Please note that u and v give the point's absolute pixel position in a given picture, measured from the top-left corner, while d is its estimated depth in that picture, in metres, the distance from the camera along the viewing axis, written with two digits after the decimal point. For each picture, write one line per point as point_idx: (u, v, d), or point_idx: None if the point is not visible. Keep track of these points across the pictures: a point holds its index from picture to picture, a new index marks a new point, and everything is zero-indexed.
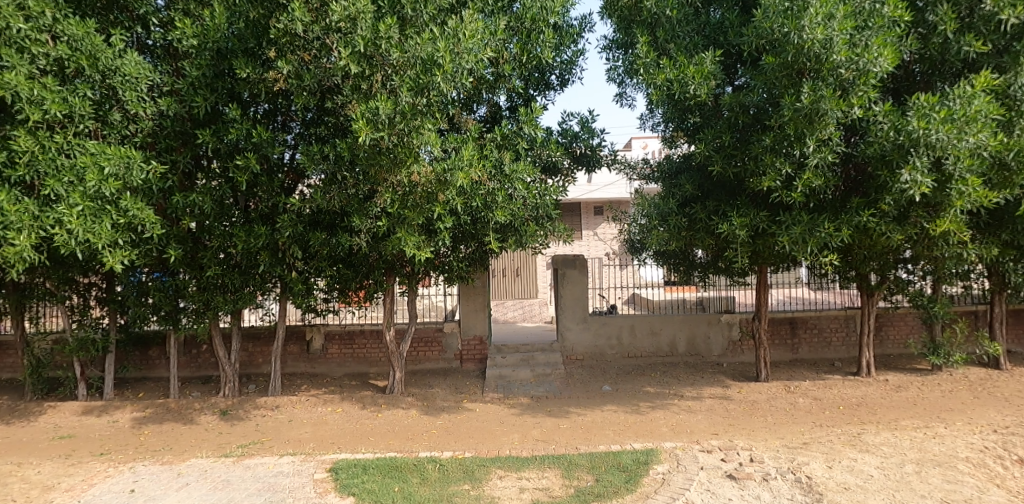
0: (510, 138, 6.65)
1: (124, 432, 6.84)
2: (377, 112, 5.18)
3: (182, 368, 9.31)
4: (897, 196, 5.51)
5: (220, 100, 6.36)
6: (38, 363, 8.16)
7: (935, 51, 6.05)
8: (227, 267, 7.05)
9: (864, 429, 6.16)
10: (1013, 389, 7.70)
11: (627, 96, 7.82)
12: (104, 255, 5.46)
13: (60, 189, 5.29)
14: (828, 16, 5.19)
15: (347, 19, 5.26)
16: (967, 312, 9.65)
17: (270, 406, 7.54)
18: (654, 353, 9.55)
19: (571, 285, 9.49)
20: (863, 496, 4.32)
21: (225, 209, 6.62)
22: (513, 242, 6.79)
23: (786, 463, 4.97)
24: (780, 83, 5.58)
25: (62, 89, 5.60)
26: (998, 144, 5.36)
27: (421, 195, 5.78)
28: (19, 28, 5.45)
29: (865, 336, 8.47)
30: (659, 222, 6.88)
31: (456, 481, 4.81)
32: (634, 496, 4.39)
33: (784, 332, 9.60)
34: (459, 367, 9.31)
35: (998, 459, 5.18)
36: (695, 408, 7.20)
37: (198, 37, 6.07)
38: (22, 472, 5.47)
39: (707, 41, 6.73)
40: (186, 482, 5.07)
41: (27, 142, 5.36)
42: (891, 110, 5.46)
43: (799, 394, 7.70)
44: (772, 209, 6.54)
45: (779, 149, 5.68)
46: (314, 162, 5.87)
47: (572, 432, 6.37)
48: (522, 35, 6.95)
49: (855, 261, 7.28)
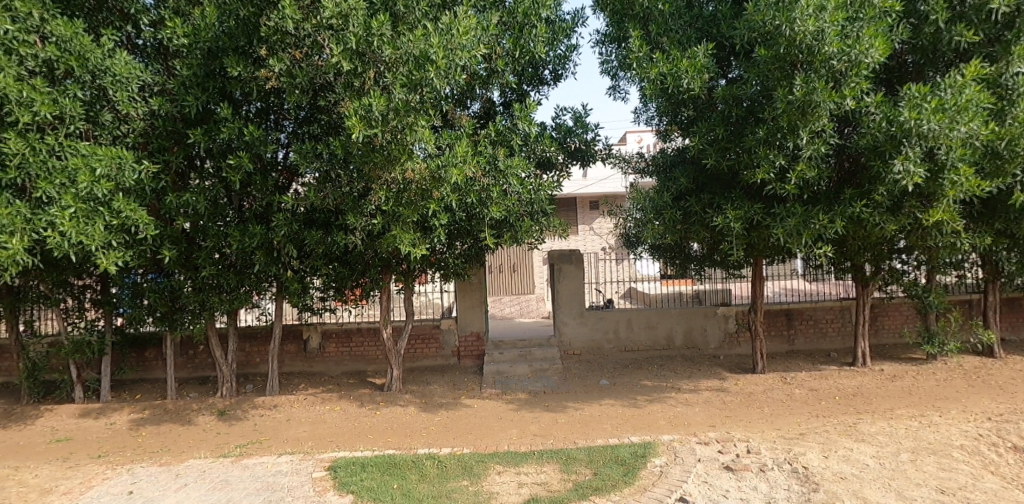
0: (504, 135, 6.66)
1: (121, 434, 6.82)
2: (371, 109, 5.15)
3: (179, 369, 9.28)
4: (890, 186, 5.51)
5: (211, 99, 6.32)
6: (34, 366, 8.13)
7: (927, 41, 6.07)
8: (223, 267, 7.04)
9: (860, 419, 6.20)
10: (1007, 376, 7.77)
11: (620, 89, 7.79)
12: (98, 257, 5.42)
13: (52, 191, 5.26)
14: (820, 8, 5.20)
15: (339, 16, 5.22)
16: (961, 301, 9.69)
17: (269, 406, 7.54)
18: (651, 346, 9.58)
19: (567, 280, 9.50)
20: (859, 485, 4.34)
21: (219, 209, 6.61)
22: (509, 238, 6.77)
23: (783, 453, 5.00)
24: (773, 75, 5.58)
25: (52, 91, 5.56)
26: (990, 133, 5.37)
27: (416, 192, 5.75)
28: (6, 29, 5.40)
29: (860, 326, 8.50)
30: (654, 216, 6.88)
31: (454, 477, 4.82)
32: (631, 489, 4.41)
33: (780, 324, 9.63)
34: (456, 364, 9.31)
35: (993, 447, 5.23)
36: (692, 400, 7.23)
37: (189, 36, 6.06)
38: (19, 476, 5.46)
39: (700, 33, 6.72)
40: (185, 482, 5.06)
41: (18, 144, 5.31)
42: (883, 101, 5.47)
43: (795, 385, 7.74)
44: (766, 201, 6.54)
45: (773, 140, 5.67)
46: (307, 160, 5.84)
47: (570, 426, 6.39)
48: (515, 30, 6.93)
49: (850, 252, 7.32)
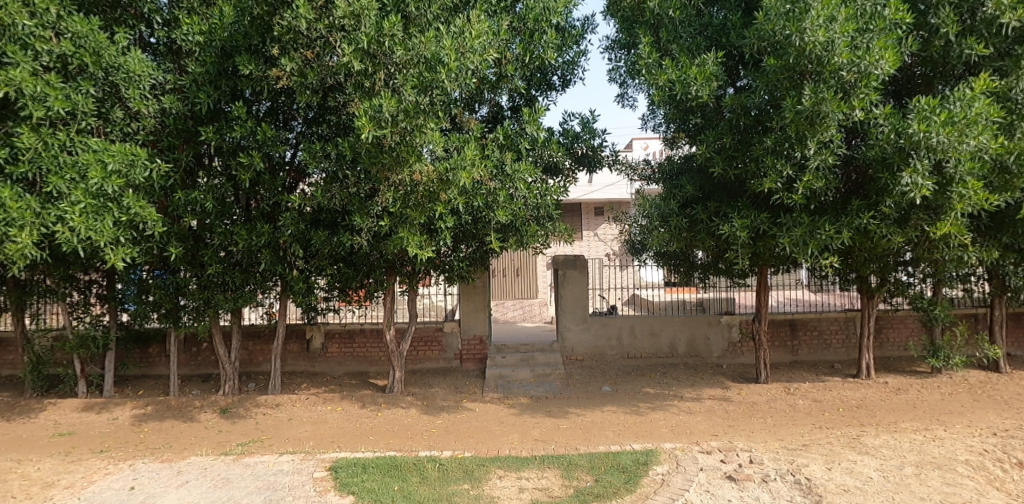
0: (511, 139, 6.70)
1: (123, 429, 6.84)
2: (381, 110, 5.19)
3: (182, 366, 9.32)
4: (897, 199, 5.50)
5: (223, 97, 6.36)
6: (38, 359, 8.16)
7: (936, 54, 6.08)
8: (228, 265, 7.06)
9: (863, 431, 6.18)
10: (1012, 392, 7.72)
11: (628, 96, 7.86)
12: (107, 253, 5.47)
13: (62, 186, 5.31)
14: (830, 18, 5.20)
15: (351, 15, 5.25)
16: (966, 314, 9.67)
17: (271, 404, 7.55)
18: (654, 353, 9.55)
19: (571, 285, 9.48)
20: (862, 498, 4.32)
21: (226, 208, 6.64)
22: (514, 242, 6.77)
23: (786, 464, 4.98)
24: (782, 85, 5.58)
25: (65, 86, 5.61)
26: (999, 148, 5.34)
27: (423, 194, 5.76)
28: (23, 25, 5.45)
29: (865, 338, 8.44)
30: (660, 223, 6.86)
31: (456, 480, 4.81)
32: (633, 497, 4.40)
33: (784, 334, 9.61)
34: (458, 367, 9.31)
35: (998, 462, 5.20)
36: (694, 409, 7.21)
37: (204, 34, 6.13)
38: (21, 469, 5.47)
39: (709, 42, 6.72)
40: (187, 479, 5.07)
41: (31, 139, 5.37)
42: (893, 113, 5.45)
43: (798, 396, 7.71)
44: (773, 211, 6.54)
45: (781, 150, 5.68)
46: (316, 160, 5.87)
47: (572, 432, 6.38)
48: (524, 35, 6.95)
49: (855, 263, 7.29)
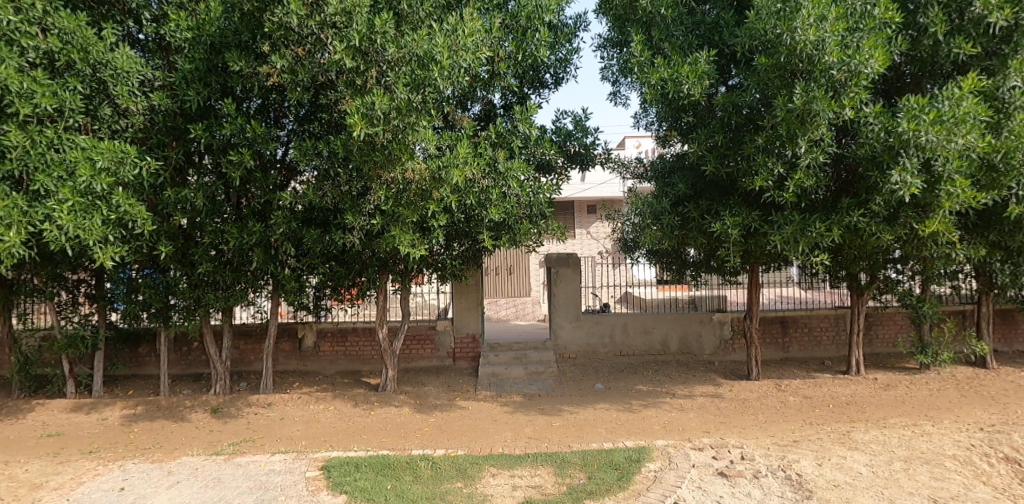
0: (504, 137, 6.69)
1: (113, 430, 6.78)
2: (373, 107, 5.16)
3: (173, 365, 9.25)
4: (887, 196, 5.55)
5: (213, 95, 6.31)
6: (26, 360, 8.06)
7: (925, 53, 6.14)
8: (219, 263, 7.01)
9: (853, 427, 6.23)
10: (998, 388, 7.81)
11: (621, 95, 7.87)
12: (95, 251, 5.42)
13: (50, 184, 5.25)
14: (820, 17, 5.23)
15: (343, 13, 5.22)
16: (954, 311, 9.77)
17: (263, 404, 7.51)
18: (646, 351, 9.59)
19: (564, 283, 9.50)
20: (852, 493, 4.36)
21: (217, 206, 6.59)
22: (507, 240, 6.77)
23: (777, 460, 5.01)
24: (773, 83, 5.62)
25: (52, 83, 5.54)
26: (987, 146, 5.40)
27: (415, 192, 5.75)
28: (8, 20, 5.38)
29: (855, 335, 8.51)
30: (652, 221, 6.89)
31: (449, 479, 4.81)
32: (626, 494, 4.42)
33: (775, 331, 9.68)
34: (451, 365, 9.30)
35: (985, 457, 5.26)
36: (686, 406, 7.25)
37: (192, 30, 6.12)
38: (9, 470, 5.41)
39: (701, 40, 6.74)
40: (177, 480, 5.03)
41: (18, 136, 5.31)
42: (882, 111, 5.50)
43: (789, 392, 7.77)
44: (764, 209, 6.58)
45: (772, 148, 5.71)
46: (307, 158, 5.82)
47: (565, 429, 6.39)
48: (517, 33, 6.94)
49: (845, 260, 7.35)
